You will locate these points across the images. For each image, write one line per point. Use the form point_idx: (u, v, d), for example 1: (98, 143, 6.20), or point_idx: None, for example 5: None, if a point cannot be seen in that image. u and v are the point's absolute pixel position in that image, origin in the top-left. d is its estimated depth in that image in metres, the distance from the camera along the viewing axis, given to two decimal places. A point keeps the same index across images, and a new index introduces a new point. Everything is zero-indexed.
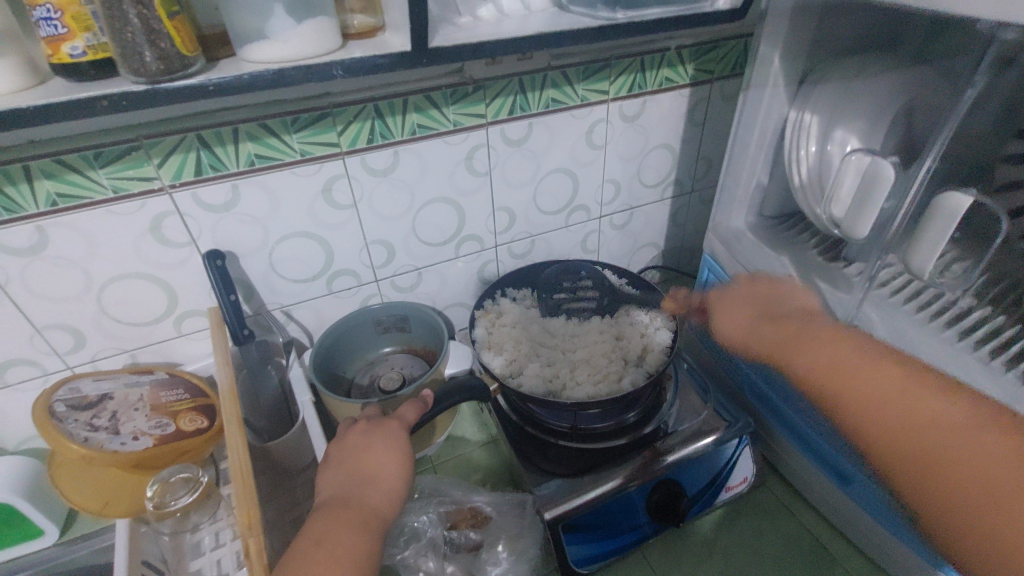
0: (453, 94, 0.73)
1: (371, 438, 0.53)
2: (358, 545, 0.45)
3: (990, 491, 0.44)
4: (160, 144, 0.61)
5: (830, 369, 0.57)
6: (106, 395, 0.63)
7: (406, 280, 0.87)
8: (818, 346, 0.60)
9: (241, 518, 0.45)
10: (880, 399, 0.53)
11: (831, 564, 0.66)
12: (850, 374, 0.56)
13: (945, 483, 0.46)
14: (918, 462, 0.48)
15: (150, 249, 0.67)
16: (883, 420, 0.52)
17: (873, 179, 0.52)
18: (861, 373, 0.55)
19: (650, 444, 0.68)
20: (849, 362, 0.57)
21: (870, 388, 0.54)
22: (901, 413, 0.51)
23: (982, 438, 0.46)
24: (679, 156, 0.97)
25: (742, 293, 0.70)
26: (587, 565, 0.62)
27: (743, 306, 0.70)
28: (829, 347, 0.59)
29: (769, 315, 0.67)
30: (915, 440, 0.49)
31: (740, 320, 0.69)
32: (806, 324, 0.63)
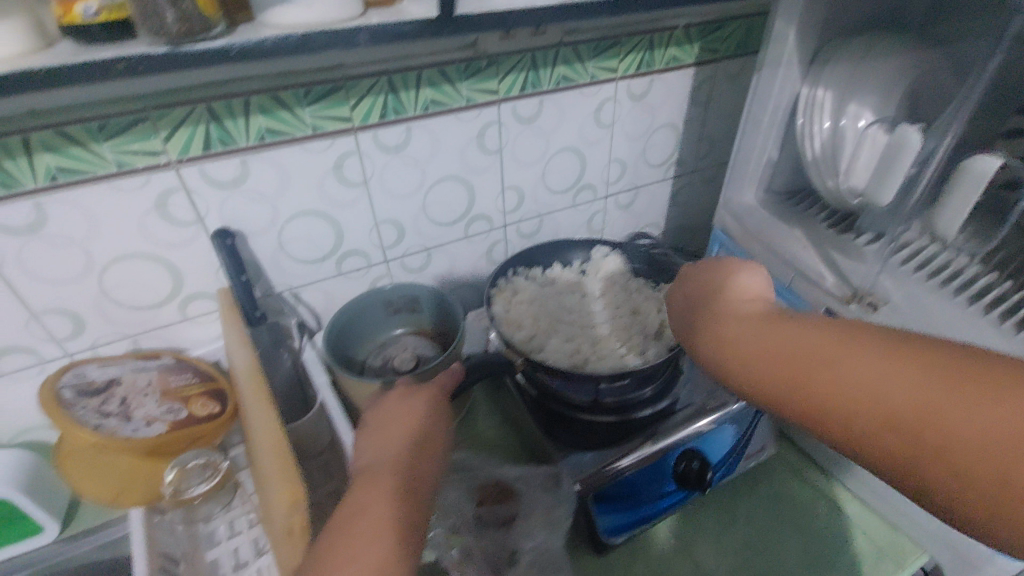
0: (467, 69, 0.71)
1: (404, 415, 0.53)
2: (407, 508, 0.44)
3: (1002, 463, 0.29)
4: (168, 115, 0.58)
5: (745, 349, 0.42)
6: (114, 381, 0.61)
7: (415, 261, 0.86)
8: (748, 329, 0.43)
9: (284, 494, 0.43)
10: (881, 384, 0.34)
11: (848, 526, 0.68)
12: (841, 364, 0.36)
13: (929, 450, 0.32)
14: (891, 433, 0.33)
15: (156, 228, 0.64)
16: (813, 388, 0.37)
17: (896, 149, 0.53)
18: (787, 347, 0.40)
19: (671, 414, 0.68)
20: (789, 341, 0.40)
21: (797, 352, 0.39)
22: (901, 397, 0.33)
23: (936, 391, 0.32)
24: (683, 136, 0.98)
25: (694, 286, 0.51)
26: (617, 535, 0.63)
27: (705, 294, 0.49)
28: (783, 334, 0.41)
29: (729, 305, 0.46)
30: (887, 409, 0.33)
31: (701, 319, 0.48)
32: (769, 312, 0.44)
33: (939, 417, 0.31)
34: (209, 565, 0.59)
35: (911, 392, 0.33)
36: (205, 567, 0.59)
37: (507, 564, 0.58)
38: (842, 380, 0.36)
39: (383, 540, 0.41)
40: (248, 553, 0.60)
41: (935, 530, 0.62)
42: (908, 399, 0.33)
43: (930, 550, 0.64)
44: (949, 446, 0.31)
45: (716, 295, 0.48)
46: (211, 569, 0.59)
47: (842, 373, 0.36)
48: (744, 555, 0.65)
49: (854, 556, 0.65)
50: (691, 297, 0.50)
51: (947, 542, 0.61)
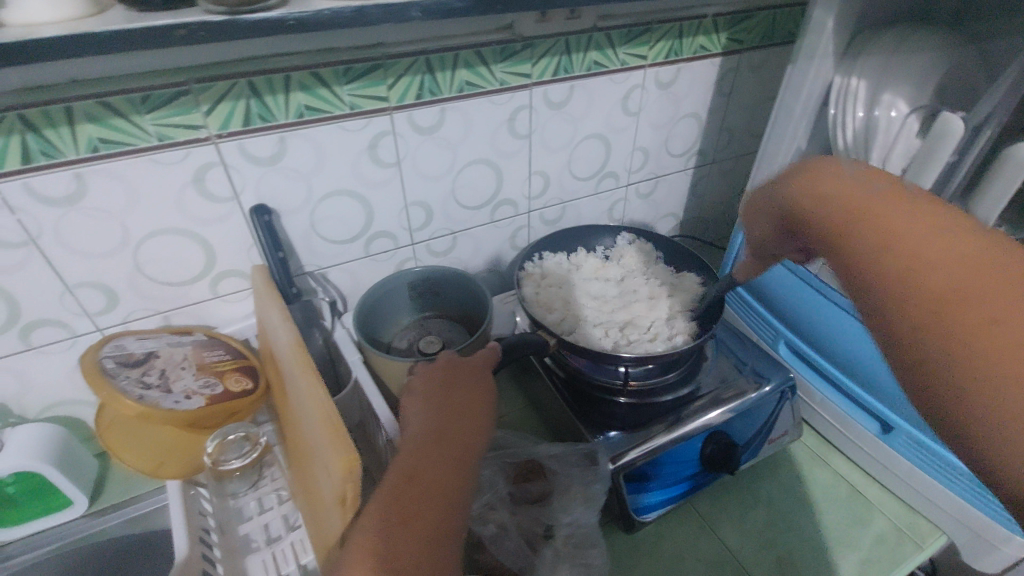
0: (502, 52, 0.71)
1: (449, 386, 0.53)
2: (455, 480, 0.45)
3: None
4: (210, 89, 0.58)
5: (856, 233, 0.38)
6: (152, 354, 0.61)
7: (441, 244, 0.86)
8: (869, 213, 0.38)
9: (337, 464, 0.43)
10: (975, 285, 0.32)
11: (870, 509, 0.69)
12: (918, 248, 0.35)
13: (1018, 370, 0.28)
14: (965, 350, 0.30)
15: (192, 203, 0.64)
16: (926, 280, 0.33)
17: (940, 135, 0.54)
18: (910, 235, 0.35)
19: (700, 398, 0.70)
20: (917, 231, 0.36)
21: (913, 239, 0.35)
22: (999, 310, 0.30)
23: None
24: (705, 126, 0.98)
25: (840, 174, 0.42)
26: (647, 514, 0.64)
27: (845, 190, 0.41)
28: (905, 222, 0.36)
29: (877, 198, 0.39)
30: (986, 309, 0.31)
31: (835, 203, 0.41)
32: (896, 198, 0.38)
33: None
34: (242, 539, 0.60)
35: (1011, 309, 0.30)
36: (238, 540, 0.60)
37: (543, 540, 0.57)
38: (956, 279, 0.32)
39: (434, 515, 0.42)
40: (280, 528, 0.61)
41: (956, 513, 0.64)
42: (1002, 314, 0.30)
43: (949, 533, 0.66)
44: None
45: (841, 181, 0.42)
46: (244, 544, 0.60)
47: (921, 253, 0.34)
48: (768, 535, 0.66)
49: (875, 537, 0.66)
50: (814, 184, 0.43)
51: (968, 524, 0.63)
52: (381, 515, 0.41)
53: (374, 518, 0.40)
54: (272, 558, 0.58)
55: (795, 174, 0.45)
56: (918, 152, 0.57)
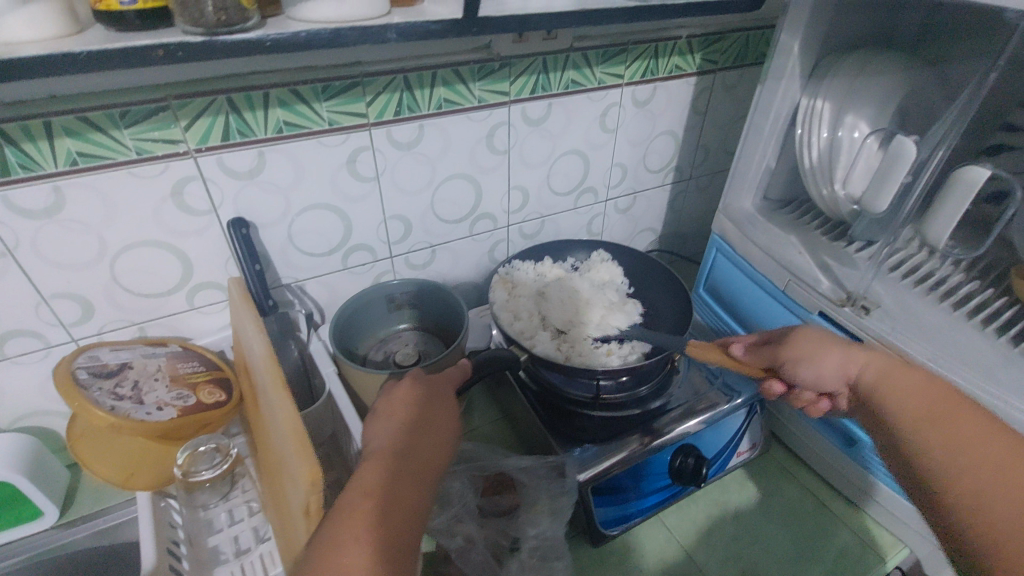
0: (480, 70, 0.73)
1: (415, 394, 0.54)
2: (416, 495, 0.46)
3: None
4: (189, 105, 0.59)
5: (911, 424, 0.45)
6: (126, 364, 0.61)
7: (419, 257, 0.87)
8: (921, 407, 0.46)
9: (303, 475, 0.44)
10: (992, 482, 0.39)
11: (835, 522, 0.71)
12: (952, 444, 0.42)
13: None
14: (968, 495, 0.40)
15: (170, 216, 0.65)
16: (943, 438, 0.43)
17: (894, 158, 0.56)
18: (944, 433, 0.43)
19: (667, 411, 0.71)
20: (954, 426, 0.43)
21: (950, 436, 0.43)
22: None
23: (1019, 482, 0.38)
24: (682, 143, 1.01)
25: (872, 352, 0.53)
26: (613, 526, 0.66)
27: (883, 363, 0.52)
28: (938, 418, 0.44)
29: (907, 376, 0.50)
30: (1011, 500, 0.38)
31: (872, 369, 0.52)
32: (938, 396, 0.46)
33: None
34: (211, 551, 0.60)
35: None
36: (207, 553, 0.60)
37: (508, 552, 0.58)
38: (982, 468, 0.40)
39: (394, 531, 0.42)
40: (249, 540, 0.62)
41: (917, 527, 0.65)
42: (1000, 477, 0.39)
43: (912, 546, 0.67)
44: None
45: (906, 378, 0.49)
46: (212, 556, 0.60)
47: (954, 449, 0.42)
48: (735, 548, 0.68)
49: (839, 551, 0.68)
50: (880, 370, 0.51)
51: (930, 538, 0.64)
52: (342, 529, 0.41)
53: (334, 532, 0.40)
54: (240, 571, 0.59)
55: (865, 354, 0.53)
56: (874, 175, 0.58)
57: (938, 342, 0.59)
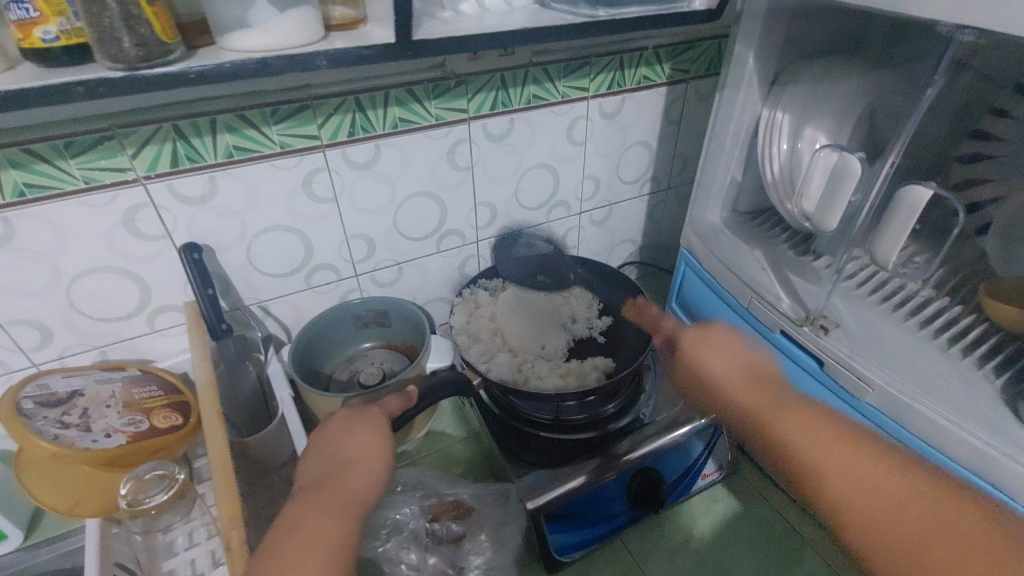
0: (435, 89, 0.73)
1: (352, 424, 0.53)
2: (335, 529, 0.44)
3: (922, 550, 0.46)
4: (134, 133, 0.60)
5: (814, 471, 0.55)
6: (76, 392, 0.62)
7: (386, 275, 0.87)
8: (814, 440, 0.56)
9: (223, 512, 0.45)
10: (912, 528, 0.48)
11: (804, 548, 0.69)
12: (862, 487, 0.52)
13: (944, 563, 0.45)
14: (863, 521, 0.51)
15: (123, 242, 0.65)
16: (850, 495, 0.52)
17: (840, 176, 0.54)
18: (836, 464, 0.54)
19: (628, 433, 0.70)
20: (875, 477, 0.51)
21: (835, 469, 0.54)
22: (881, 499, 0.50)
23: (880, 492, 0.51)
24: (657, 153, 0.99)
25: (743, 367, 0.67)
26: (568, 553, 0.65)
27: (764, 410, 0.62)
28: (840, 458, 0.54)
29: (786, 419, 0.60)
30: (907, 525, 0.48)
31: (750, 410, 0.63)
32: (794, 412, 0.60)
33: (929, 544, 0.46)
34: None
35: (947, 532, 0.46)
36: None
37: None
38: (915, 525, 0.48)
39: (303, 567, 0.41)
40: (205, 564, 0.59)
41: None
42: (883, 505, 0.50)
43: None
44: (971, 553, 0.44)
45: (803, 418, 0.59)
46: None
47: (863, 495, 0.51)
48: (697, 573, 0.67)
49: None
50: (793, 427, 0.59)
51: None
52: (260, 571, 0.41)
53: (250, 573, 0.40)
54: None
55: (741, 378, 0.66)
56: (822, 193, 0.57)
57: (896, 365, 0.57)
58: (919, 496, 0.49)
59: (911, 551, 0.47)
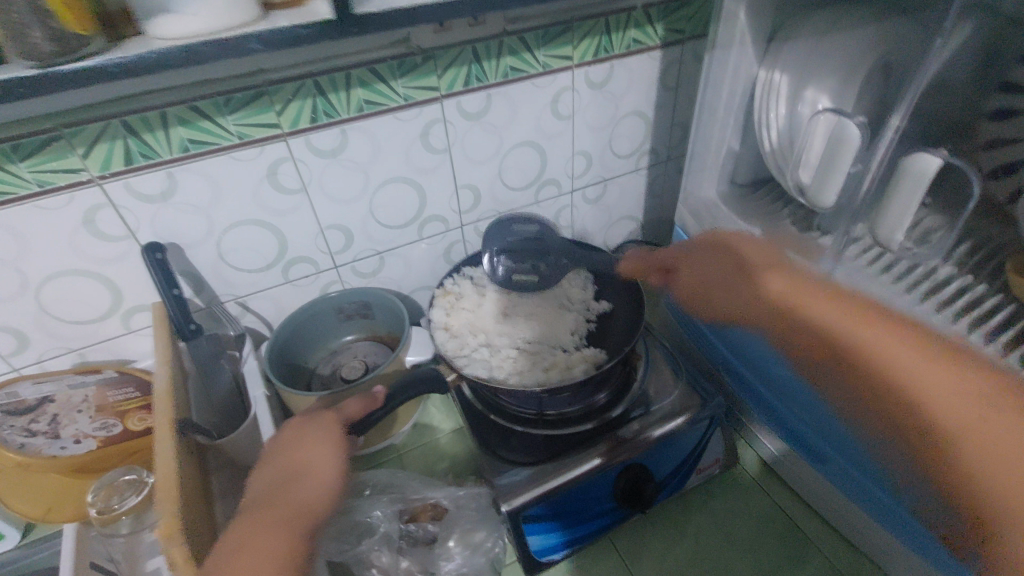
0: (401, 66, 0.68)
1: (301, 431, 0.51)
2: (284, 542, 0.43)
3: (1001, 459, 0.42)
4: (81, 133, 0.57)
5: (865, 354, 0.52)
6: (47, 399, 0.62)
7: (368, 265, 0.84)
8: (827, 320, 0.55)
9: (162, 529, 0.43)
10: (994, 435, 0.43)
11: (804, 545, 0.65)
12: (936, 391, 0.47)
13: (978, 483, 0.43)
14: (905, 415, 0.48)
15: (86, 244, 0.64)
16: (947, 407, 0.46)
17: (839, 141, 0.54)
18: (904, 361, 0.49)
19: (616, 428, 0.66)
20: (965, 393, 0.45)
21: (935, 384, 0.47)
22: (951, 400, 0.46)
23: (966, 403, 0.45)
24: (654, 123, 0.92)
25: (768, 271, 0.61)
26: (549, 553, 0.63)
27: (795, 289, 0.58)
28: (877, 335, 0.51)
29: (859, 317, 0.53)
30: (909, 417, 0.48)
31: (783, 298, 0.59)
32: (803, 280, 0.59)
33: (996, 437, 0.43)
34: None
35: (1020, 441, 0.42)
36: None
37: None
38: (928, 420, 0.47)
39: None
40: None
41: (895, 555, 0.59)
42: (952, 400, 0.45)
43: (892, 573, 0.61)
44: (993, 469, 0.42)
45: (825, 300, 0.56)
46: None
47: (915, 376, 0.48)
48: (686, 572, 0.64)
49: None
50: (824, 311, 0.55)
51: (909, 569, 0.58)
52: None
53: None
54: None
55: (730, 267, 0.65)
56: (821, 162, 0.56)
57: None
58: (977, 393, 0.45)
59: (894, 423, 0.50)
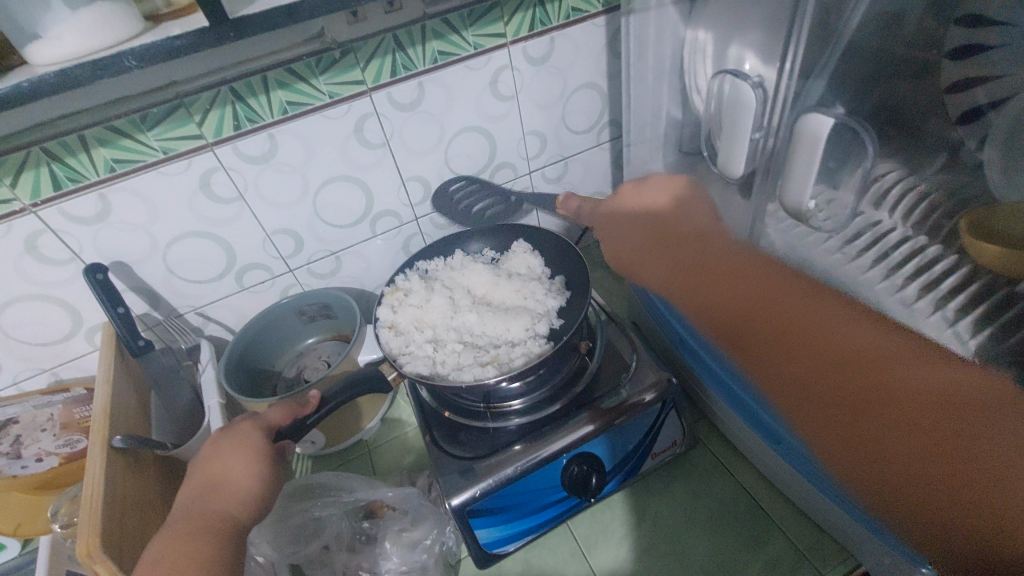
0: (319, 63, 0.66)
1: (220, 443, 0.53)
2: (205, 549, 0.44)
3: (966, 430, 0.33)
4: (5, 164, 0.58)
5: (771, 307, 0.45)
6: (12, 420, 0.66)
7: (324, 265, 0.84)
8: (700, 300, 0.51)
9: (82, 547, 0.45)
10: (924, 386, 0.36)
11: (767, 528, 0.63)
12: (883, 367, 0.38)
13: (967, 469, 0.33)
14: (883, 417, 0.36)
15: (33, 268, 0.66)
16: (812, 329, 0.42)
17: (736, 107, 0.52)
18: (818, 321, 0.42)
19: (561, 419, 0.64)
20: (869, 349, 0.39)
21: (855, 337, 0.40)
22: (863, 340, 0.40)
23: (858, 331, 0.41)
24: (609, 94, 0.87)
25: (636, 243, 0.63)
26: (502, 545, 0.63)
27: (685, 267, 0.54)
28: (812, 308, 0.43)
29: (756, 286, 0.47)
30: (880, 397, 0.37)
31: (647, 274, 0.60)
32: (722, 248, 0.55)
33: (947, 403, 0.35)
34: None
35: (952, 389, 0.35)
36: None
37: None
38: (890, 391, 0.37)
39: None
40: None
41: (860, 541, 0.55)
42: (874, 357, 0.39)
43: (856, 554, 0.57)
44: (963, 454, 0.33)
45: (700, 243, 0.55)
46: None
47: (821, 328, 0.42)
48: (645, 558, 0.63)
49: (767, 561, 0.60)
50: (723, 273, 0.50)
51: (872, 554, 0.54)
52: None
53: None
54: None
55: (650, 235, 0.61)
56: (724, 131, 0.55)
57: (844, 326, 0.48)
58: (894, 349, 0.39)
59: (885, 443, 0.36)
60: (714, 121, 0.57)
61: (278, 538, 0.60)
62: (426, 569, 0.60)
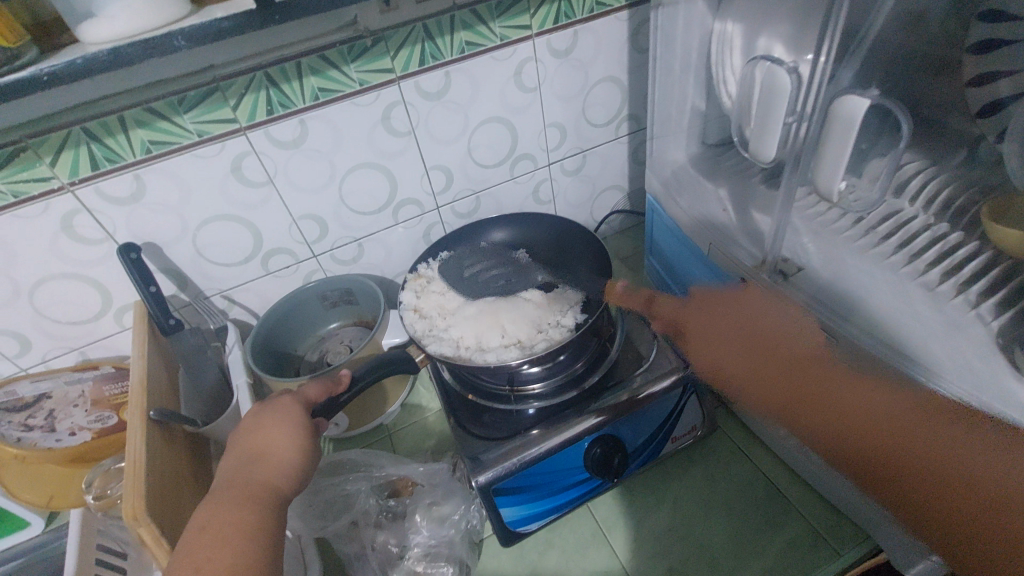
0: (351, 50, 0.67)
1: (259, 416, 0.54)
2: (251, 515, 0.46)
3: (959, 476, 0.39)
4: (46, 142, 0.60)
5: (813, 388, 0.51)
6: (43, 396, 0.68)
7: (347, 252, 0.86)
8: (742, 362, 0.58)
9: (127, 511, 0.47)
10: (934, 444, 0.41)
11: (785, 512, 0.64)
12: (915, 436, 0.42)
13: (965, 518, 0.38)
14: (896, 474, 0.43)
15: (68, 248, 0.67)
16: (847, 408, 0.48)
17: (770, 91, 0.51)
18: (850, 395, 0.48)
19: (583, 403, 0.66)
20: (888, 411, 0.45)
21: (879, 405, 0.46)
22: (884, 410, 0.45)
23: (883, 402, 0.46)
24: (629, 88, 0.89)
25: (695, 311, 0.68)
26: (524, 525, 0.64)
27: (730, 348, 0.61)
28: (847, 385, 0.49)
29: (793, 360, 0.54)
30: (898, 451, 0.43)
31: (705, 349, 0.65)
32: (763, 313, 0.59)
33: (949, 453, 0.40)
34: None
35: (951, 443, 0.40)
36: None
37: (397, 560, 0.61)
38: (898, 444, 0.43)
39: (218, 551, 0.42)
40: None
41: (878, 523, 0.56)
42: (895, 419, 0.44)
43: (874, 536, 0.59)
44: (977, 494, 0.38)
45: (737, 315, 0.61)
46: None
47: (858, 406, 0.47)
48: (665, 540, 0.64)
49: (785, 543, 0.62)
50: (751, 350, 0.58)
51: (890, 535, 0.56)
52: (177, 565, 0.41)
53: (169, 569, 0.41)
54: None
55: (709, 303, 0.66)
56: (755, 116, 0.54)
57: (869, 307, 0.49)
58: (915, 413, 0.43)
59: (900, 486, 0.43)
60: (741, 109, 0.58)
61: (307, 512, 0.61)
62: (452, 544, 0.61)
